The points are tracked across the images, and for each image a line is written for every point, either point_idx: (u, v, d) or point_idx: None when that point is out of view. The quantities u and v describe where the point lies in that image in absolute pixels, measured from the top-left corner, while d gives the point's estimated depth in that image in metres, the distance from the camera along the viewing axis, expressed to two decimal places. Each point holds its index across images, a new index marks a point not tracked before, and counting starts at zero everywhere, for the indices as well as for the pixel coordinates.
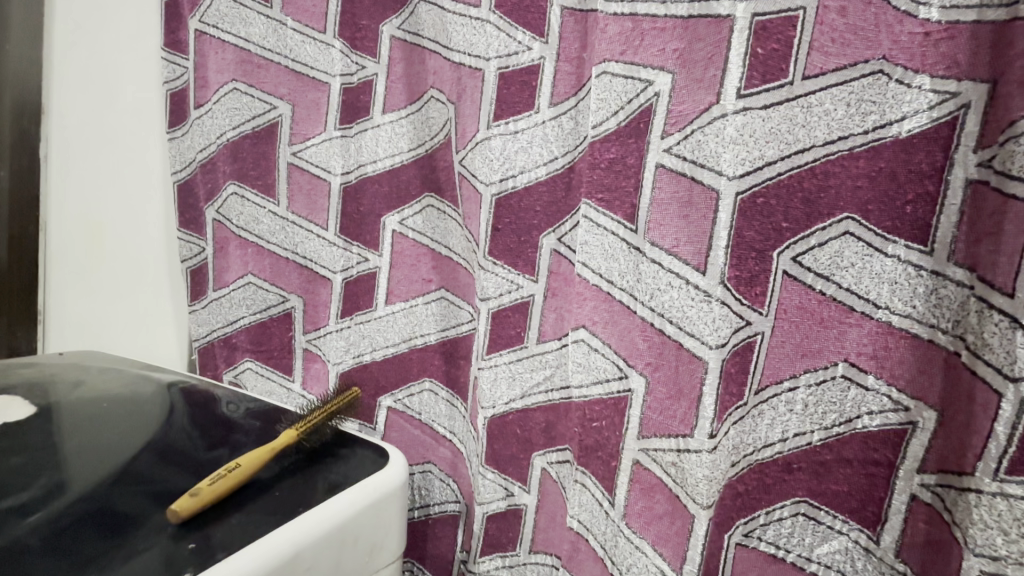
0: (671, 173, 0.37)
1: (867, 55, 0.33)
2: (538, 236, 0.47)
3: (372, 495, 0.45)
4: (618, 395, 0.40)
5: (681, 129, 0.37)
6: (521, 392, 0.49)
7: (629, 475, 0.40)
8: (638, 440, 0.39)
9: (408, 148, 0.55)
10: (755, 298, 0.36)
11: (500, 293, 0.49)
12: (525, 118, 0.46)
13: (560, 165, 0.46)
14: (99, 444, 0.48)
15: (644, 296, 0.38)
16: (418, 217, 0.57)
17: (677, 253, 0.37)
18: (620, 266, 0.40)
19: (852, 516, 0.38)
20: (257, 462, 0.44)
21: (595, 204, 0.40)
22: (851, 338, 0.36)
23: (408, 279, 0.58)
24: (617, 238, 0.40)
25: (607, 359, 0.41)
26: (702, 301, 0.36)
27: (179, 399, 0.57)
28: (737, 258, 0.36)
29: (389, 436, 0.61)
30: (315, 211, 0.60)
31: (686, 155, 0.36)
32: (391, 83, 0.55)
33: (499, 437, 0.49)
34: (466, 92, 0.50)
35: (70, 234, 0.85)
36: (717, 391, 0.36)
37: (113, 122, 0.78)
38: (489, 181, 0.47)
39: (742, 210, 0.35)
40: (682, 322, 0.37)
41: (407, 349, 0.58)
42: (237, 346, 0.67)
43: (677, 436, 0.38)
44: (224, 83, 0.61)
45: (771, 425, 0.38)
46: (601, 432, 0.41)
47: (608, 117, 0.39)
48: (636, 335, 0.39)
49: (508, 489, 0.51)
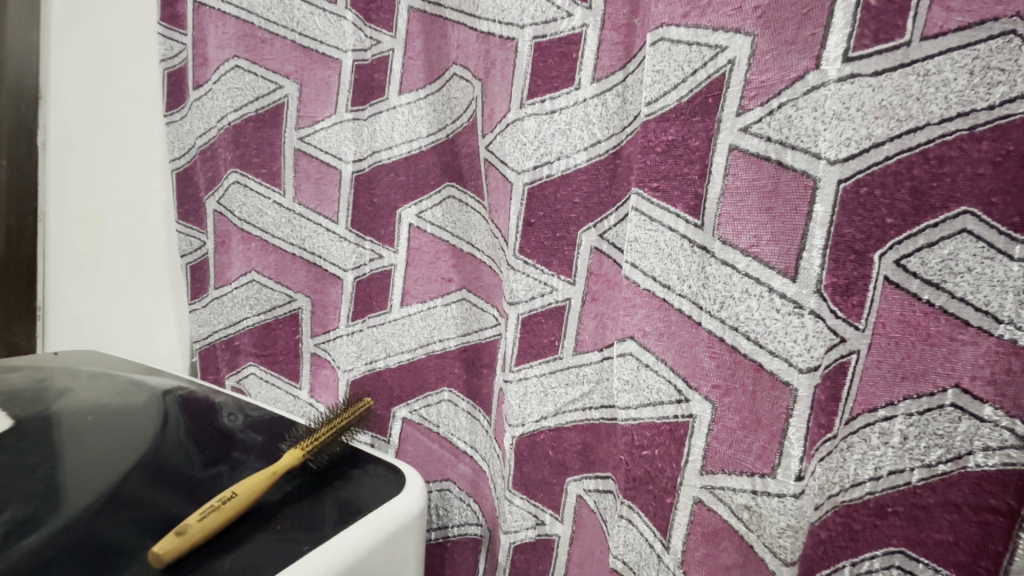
0: (748, 157, 0.31)
1: (996, 11, 0.26)
2: (576, 232, 0.41)
3: (386, 529, 0.39)
4: (676, 421, 0.33)
5: (762, 102, 0.30)
6: (555, 408, 0.43)
7: (687, 514, 0.33)
8: (702, 476, 0.33)
9: (428, 132, 0.49)
10: (851, 310, 0.30)
11: (531, 296, 0.43)
12: (564, 95, 0.40)
13: (603, 150, 0.39)
14: (79, 465, 0.43)
15: (711, 305, 0.32)
16: (437, 209, 0.51)
17: (756, 255, 0.31)
18: (680, 268, 0.33)
19: (959, 572, 0.31)
20: (257, 490, 0.39)
21: (649, 194, 0.34)
22: (964, 358, 0.29)
23: (426, 279, 0.52)
24: (675, 233, 0.33)
25: (661, 379, 0.34)
26: (791, 315, 0.30)
27: (175, 410, 0.52)
28: (835, 261, 0.30)
29: (403, 450, 0.55)
30: (323, 202, 0.54)
31: (770, 132, 0.30)
32: (409, 60, 0.49)
33: (528, 460, 0.44)
34: (495, 67, 0.44)
35: (69, 227, 0.80)
36: (808, 424, 0.30)
37: (111, 108, 0.73)
38: (521, 168, 0.41)
39: (843, 202, 0.29)
40: (764, 339, 0.30)
41: (424, 355, 0.53)
42: (240, 349, 0.61)
43: (751, 475, 0.31)
44: (226, 60, 0.55)
45: (860, 461, 0.32)
46: (653, 462, 0.35)
47: (667, 90, 0.33)
48: (699, 351, 0.33)
49: (538, 517, 0.45)
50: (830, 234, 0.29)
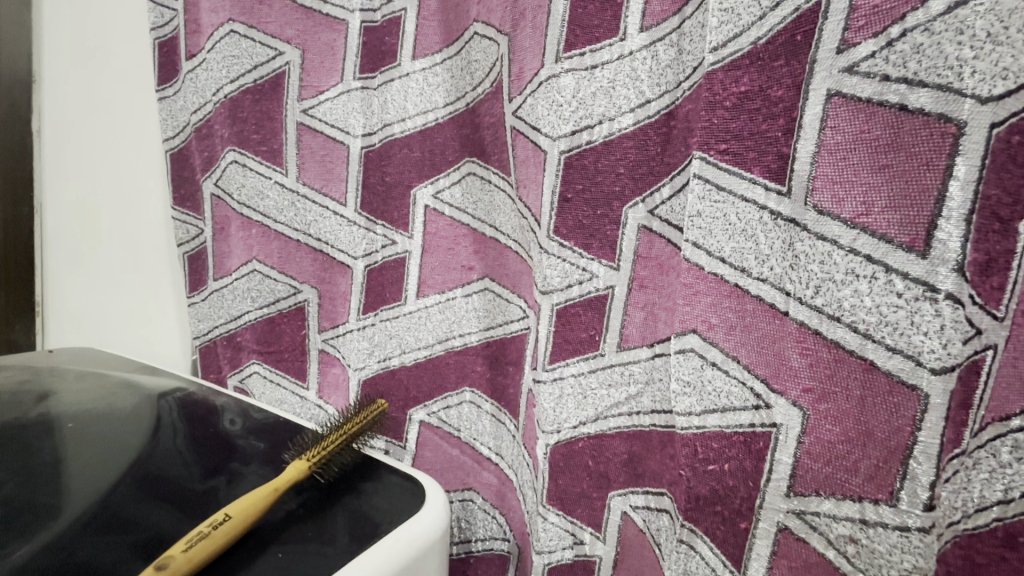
0: (853, 104, 0.24)
1: None
2: (620, 207, 0.35)
3: (404, 556, 0.33)
4: (754, 432, 0.28)
5: (875, 33, 0.23)
6: (595, 413, 0.37)
7: (769, 544, 0.28)
8: (789, 498, 0.27)
9: (445, 102, 0.44)
10: (990, 294, 0.23)
11: (567, 284, 0.37)
12: (608, 47, 0.33)
13: (654, 111, 0.33)
14: (54, 479, 0.38)
15: (802, 290, 0.26)
16: (456, 188, 0.45)
17: (865, 226, 0.24)
18: (760, 247, 0.27)
19: None
20: (253, 511, 0.33)
21: (716, 158, 0.28)
22: None
23: (445, 267, 0.46)
24: (751, 203, 0.27)
25: (731, 380, 0.28)
26: (921, 302, 0.23)
27: (169, 415, 0.47)
28: (978, 232, 0.23)
29: (420, 457, 0.50)
30: (330, 182, 0.49)
31: (888, 68, 0.23)
32: (424, 20, 0.43)
33: (565, 470, 0.38)
34: (524, 19, 0.38)
35: (65, 217, 0.76)
36: (942, 439, 0.23)
37: (105, 90, 0.68)
38: (557, 134, 0.35)
39: (995, 153, 0.22)
40: (878, 332, 0.24)
41: (443, 352, 0.47)
42: (243, 346, 0.56)
43: (857, 500, 0.25)
44: (221, 25, 0.50)
45: (987, 481, 0.26)
46: (722, 479, 0.29)
47: (740, 30, 0.26)
48: (786, 346, 0.27)
49: (576, 535, 0.39)
50: (975, 196, 0.22)
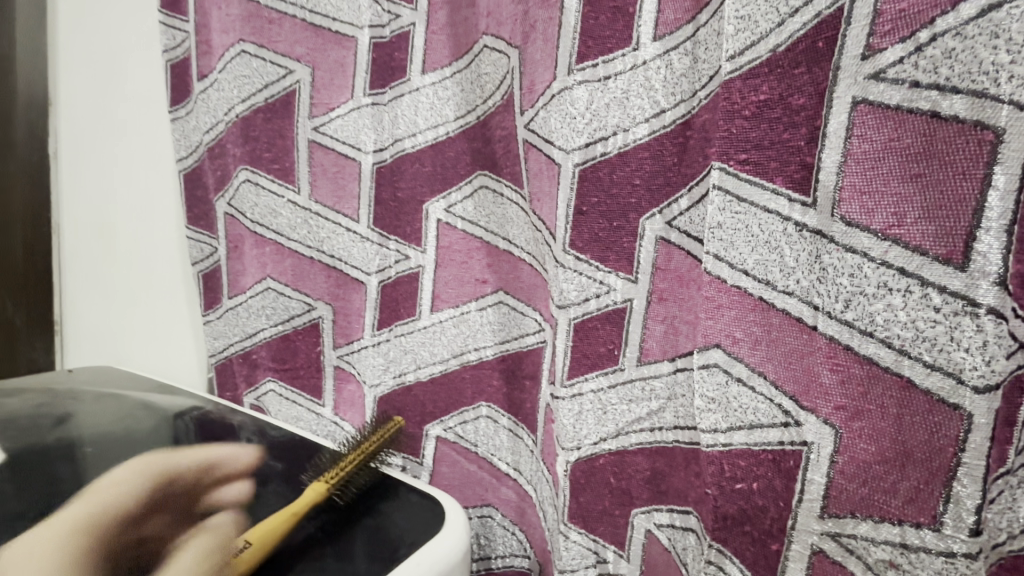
0: (880, 111, 0.23)
1: None
2: (637, 220, 0.35)
3: None
4: (784, 450, 0.27)
5: (902, 37, 0.22)
6: (616, 429, 0.36)
7: (803, 567, 0.27)
8: (823, 519, 0.26)
9: (455, 116, 0.44)
10: None
11: (584, 298, 0.36)
12: (621, 57, 0.33)
13: (669, 121, 0.33)
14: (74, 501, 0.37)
15: (831, 303, 0.25)
16: (468, 202, 0.45)
17: (897, 238, 0.23)
18: (785, 259, 0.26)
19: None
20: (272, 537, 0.34)
21: (736, 168, 0.27)
22: None
23: (459, 280, 0.46)
24: (774, 215, 0.26)
25: (759, 397, 0.27)
26: (960, 317, 0.22)
27: (187, 434, 0.47)
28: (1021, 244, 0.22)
29: (438, 473, 0.49)
30: (342, 199, 0.49)
31: (917, 74, 0.22)
32: (432, 34, 0.43)
33: (587, 487, 0.37)
34: (535, 31, 0.37)
35: (81, 237, 0.76)
36: (987, 460, 0.22)
37: (120, 111, 0.69)
38: (571, 147, 0.35)
39: None
40: (915, 348, 0.23)
41: (458, 367, 0.47)
42: (258, 363, 0.56)
43: (897, 522, 0.24)
44: (231, 46, 0.50)
45: None
46: (751, 498, 0.28)
47: (758, 38, 0.26)
48: (815, 362, 0.26)
49: (599, 554, 0.38)
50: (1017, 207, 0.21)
